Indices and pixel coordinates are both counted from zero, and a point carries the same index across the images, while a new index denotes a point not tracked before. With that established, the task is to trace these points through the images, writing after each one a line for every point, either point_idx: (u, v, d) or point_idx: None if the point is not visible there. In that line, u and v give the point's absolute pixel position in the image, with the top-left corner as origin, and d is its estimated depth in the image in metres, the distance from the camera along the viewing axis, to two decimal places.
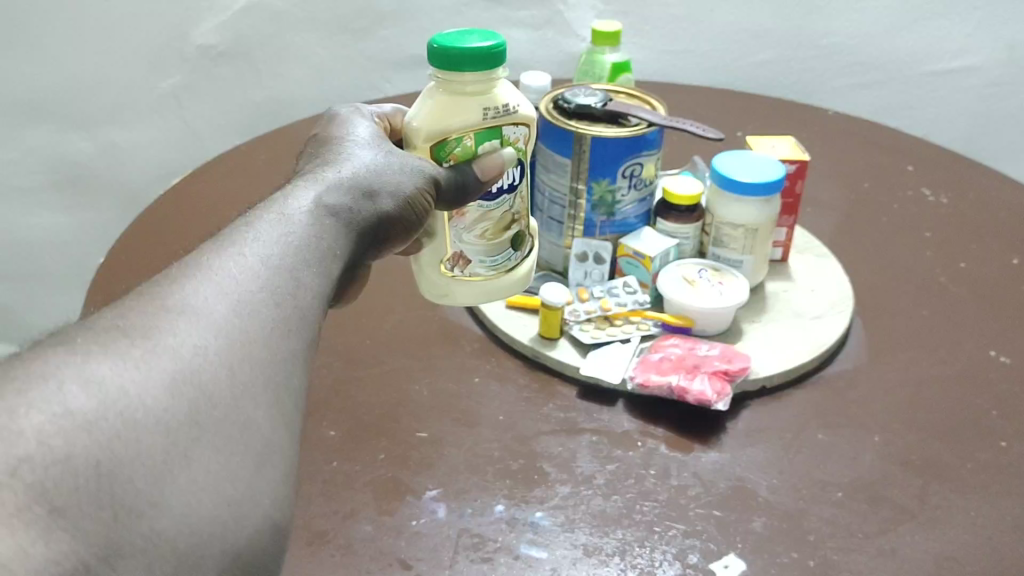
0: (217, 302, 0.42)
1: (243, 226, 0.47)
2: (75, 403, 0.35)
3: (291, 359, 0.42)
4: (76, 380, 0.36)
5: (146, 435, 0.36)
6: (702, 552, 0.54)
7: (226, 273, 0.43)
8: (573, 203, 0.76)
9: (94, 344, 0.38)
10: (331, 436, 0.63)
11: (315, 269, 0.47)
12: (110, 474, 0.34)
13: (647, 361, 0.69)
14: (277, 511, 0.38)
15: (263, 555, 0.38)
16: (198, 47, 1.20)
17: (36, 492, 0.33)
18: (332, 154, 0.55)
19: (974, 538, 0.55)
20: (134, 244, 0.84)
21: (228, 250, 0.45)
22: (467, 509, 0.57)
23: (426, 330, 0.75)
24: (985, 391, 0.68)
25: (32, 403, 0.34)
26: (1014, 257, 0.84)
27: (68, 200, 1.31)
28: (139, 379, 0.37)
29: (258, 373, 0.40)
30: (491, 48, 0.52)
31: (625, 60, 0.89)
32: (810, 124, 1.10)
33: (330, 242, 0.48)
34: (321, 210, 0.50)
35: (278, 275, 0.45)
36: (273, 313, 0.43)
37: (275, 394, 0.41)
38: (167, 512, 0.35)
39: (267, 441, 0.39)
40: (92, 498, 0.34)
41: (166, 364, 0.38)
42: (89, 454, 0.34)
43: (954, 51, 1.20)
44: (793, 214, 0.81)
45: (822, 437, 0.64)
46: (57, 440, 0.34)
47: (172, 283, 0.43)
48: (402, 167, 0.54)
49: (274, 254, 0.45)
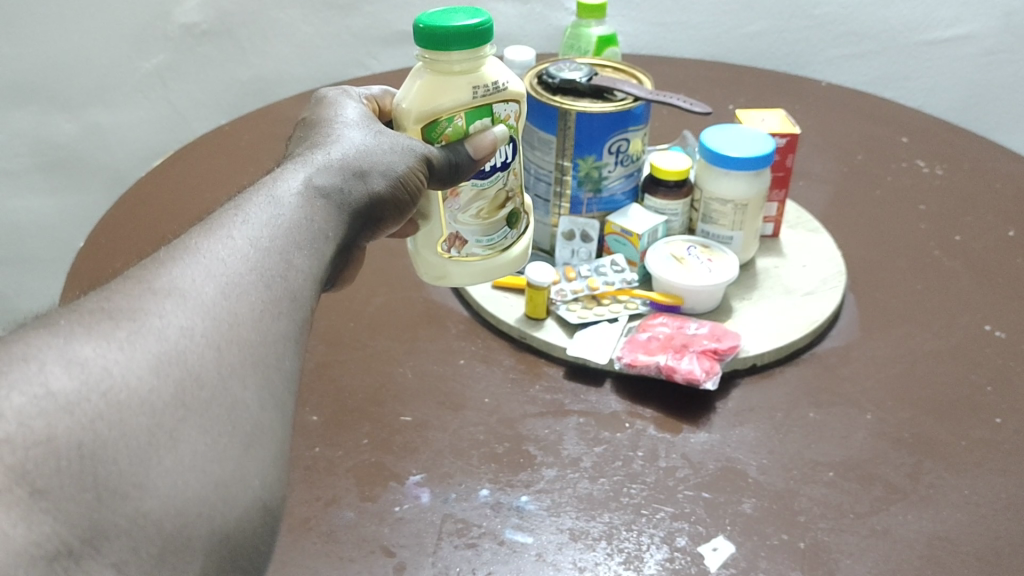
0: (205, 283, 0.40)
1: (231, 210, 0.45)
2: (58, 383, 0.34)
3: (281, 341, 0.41)
4: (58, 361, 0.35)
5: (131, 416, 0.34)
6: (690, 535, 0.53)
7: (215, 255, 0.42)
8: (559, 180, 0.75)
9: (78, 324, 0.37)
10: (315, 421, 0.62)
11: (307, 250, 0.45)
12: (94, 456, 0.33)
13: (635, 340, 0.68)
14: (267, 492, 0.37)
15: (251, 536, 0.37)
16: (182, 25, 1.18)
17: (17, 473, 0.32)
18: (322, 135, 0.53)
19: (968, 516, 0.54)
20: (117, 226, 0.82)
21: (217, 233, 0.43)
22: (452, 495, 0.56)
23: (414, 311, 0.74)
24: (979, 365, 0.67)
25: (13, 384, 0.33)
26: (1009, 229, 0.83)
27: (54, 182, 1.29)
28: (123, 359, 0.36)
29: (247, 355, 0.39)
30: (478, 26, 0.50)
31: (611, 33, 0.88)
32: (802, 95, 1.08)
33: (322, 224, 0.47)
34: (311, 192, 0.48)
35: (269, 257, 0.43)
36: (263, 295, 0.41)
37: (265, 374, 0.39)
38: (152, 492, 0.34)
39: (256, 421, 0.38)
40: (75, 479, 0.32)
41: (151, 344, 0.37)
42: (73, 435, 0.33)
43: (948, 20, 1.18)
44: (784, 188, 0.80)
45: (813, 415, 0.63)
46: (38, 422, 0.33)
47: (159, 262, 0.41)
48: (393, 147, 0.52)
49: (265, 235, 0.44)
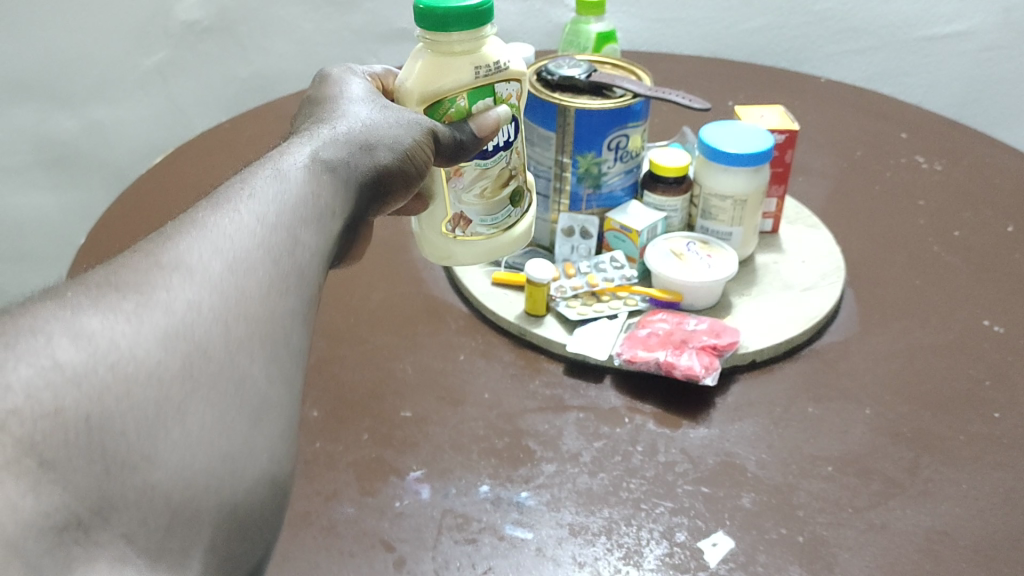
0: (212, 259, 0.40)
1: (237, 185, 0.45)
2: (65, 355, 0.34)
3: (289, 317, 0.41)
4: (65, 334, 0.35)
5: (139, 389, 0.35)
6: (689, 529, 0.53)
7: (222, 230, 0.42)
8: (558, 177, 0.75)
9: (86, 298, 0.37)
10: (315, 416, 0.62)
11: (315, 226, 0.45)
12: (102, 428, 0.33)
13: (634, 337, 0.68)
14: (276, 467, 0.38)
15: (261, 511, 0.37)
16: (182, 22, 1.18)
17: (25, 445, 0.31)
18: (327, 113, 0.53)
19: (966, 510, 0.54)
20: (121, 221, 0.82)
21: (224, 208, 0.43)
22: (452, 489, 0.56)
23: (413, 305, 0.74)
24: (977, 360, 0.67)
25: (20, 356, 0.33)
26: (1010, 225, 0.83)
27: (56, 179, 1.29)
28: (130, 332, 0.36)
29: (255, 329, 0.39)
30: (479, 6, 0.50)
31: (610, 30, 0.88)
32: (802, 90, 1.08)
33: (329, 199, 0.47)
34: (317, 166, 0.48)
35: (276, 232, 0.43)
36: (271, 271, 0.41)
37: (273, 349, 0.39)
38: (161, 465, 0.34)
39: (264, 397, 0.38)
40: (83, 451, 0.33)
41: (158, 317, 0.37)
42: (80, 407, 0.33)
43: (949, 15, 1.17)
44: (782, 184, 0.80)
45: (812, 410, 0.63)
46: (45, 394, 0.33)
47: (166, 239, 0.41)
48: (398, 121, 0.52)
49: (272, 211, 0.44)
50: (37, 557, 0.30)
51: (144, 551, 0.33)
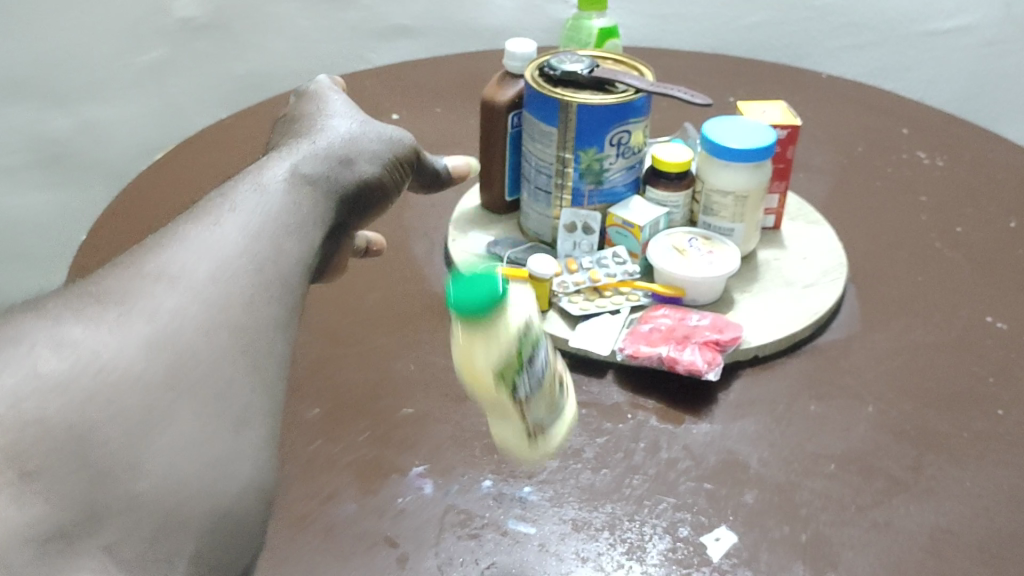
0: (195, 267, 0.41)
1: (218, 198, 0.46)
2: (47, 366, 0.35)
3: (271, 327, 0.42)
4: (47, 344, 0.35)
5: (122, 397, 0.36)
6: (693, 525, 0.53)
7: (202, 240, 0.43)
8: (560, 173, 0.75)
9: (66, 310, 0.38)
10: (314, 415, 0.62)
11: (297, 236, 0.46)
12: (85, 437, 0.34)
13: (637, 332, 0.68)
14: (260, 474, 0.38)
15: (248, 519, 0.38)
16: (179, 19, 1.19)
17: (10, 455, 0.32)
18: (305, 127, 0.55)
19: (968, 509, 0.55)
20: (118, 222, 0.82)
21: (205, 220, 0.44)
22: (455, 486, 0.56)
23: (413, 305, 0.74)
24: (980, 356, 0.67)
25: (3, 367, 0.34)
26: (1011, 220, 0.83)
27: (48, 177, 1.25)
28: (113, 341, 0.37)
29: (235, 339, 0.40)
30: None
31: (611, 25, 0.87)
32: (802, 86, 1.08)
33: (310, 210, 0.48)
34: (299, 179, 0.50)
35: (259, 241, 0.44)
36: (252, 280, 0.42)
37: (253, 361, 0.40)
38: (144, 474, 0.35)
39: (247, 404, 0.39)
40: (67, 460, 0.33)
41: (140, 326, 0.38)
42: (64, 416, 0.34)
43: (949, 10, 1.18)
44: (785, 180, 0.80)
45: (813, 408, 0.63)
46: (30, 403, 0.33)
47: (147, 251, 0.42)
48: (376, 138, 0.56)
49: (255, 221, 0.45)
50: (21, 565, 0.31)
51: (126, 562, 0.33)
